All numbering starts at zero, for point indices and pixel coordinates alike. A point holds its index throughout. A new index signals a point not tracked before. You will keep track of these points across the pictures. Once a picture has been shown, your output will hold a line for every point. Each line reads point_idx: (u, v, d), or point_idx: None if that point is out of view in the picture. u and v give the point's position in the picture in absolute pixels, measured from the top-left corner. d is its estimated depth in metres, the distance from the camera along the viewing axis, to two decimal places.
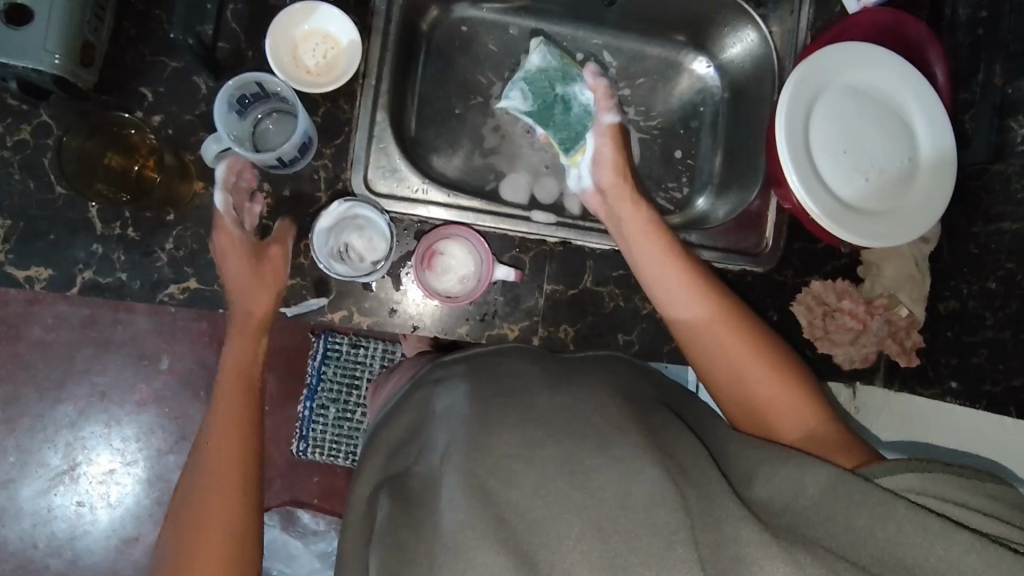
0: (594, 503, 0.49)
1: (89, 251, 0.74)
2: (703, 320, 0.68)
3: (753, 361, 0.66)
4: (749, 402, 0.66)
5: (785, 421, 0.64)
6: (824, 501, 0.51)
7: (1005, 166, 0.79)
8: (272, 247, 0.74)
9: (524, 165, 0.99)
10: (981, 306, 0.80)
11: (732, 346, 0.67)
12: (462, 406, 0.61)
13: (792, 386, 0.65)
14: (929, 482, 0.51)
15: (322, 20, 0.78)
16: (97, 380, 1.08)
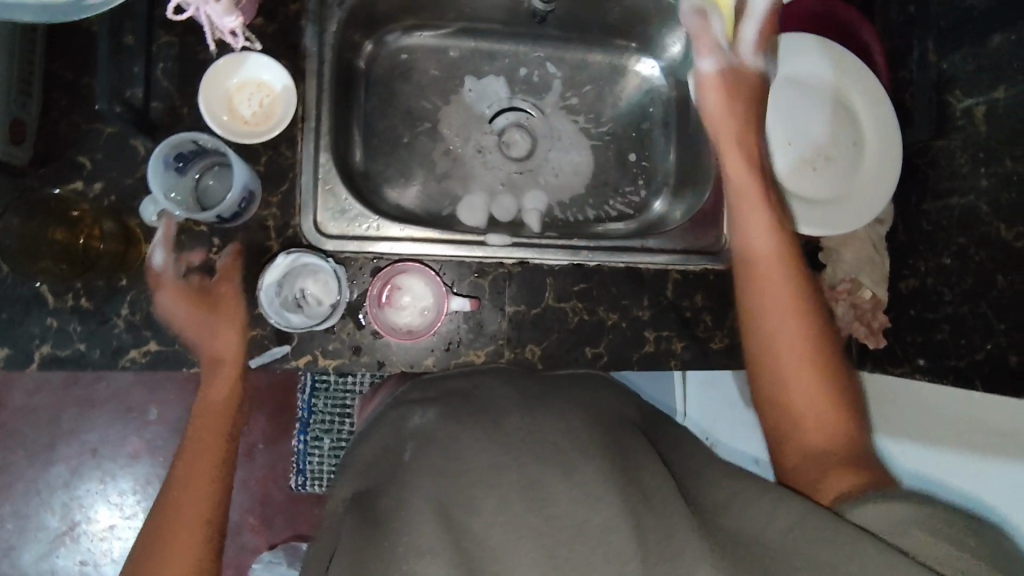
0: (552, 530, 0.50)
1: (44, 325, 0.74)
2: (779, 294, 0.65)
3: (803, 353, 0.63)
4: (773, 388, 0.64)
5: (811, 421, 0.61)
6: (789, 529, 0.49)
7: (948, 142, 0.80)
8: (220, 286, 0.74)
9: (480, 185, 1.00)
10: (939, 282, 0.80)
11: (793, 332, 0.64)
12: (436, 432, 0.62)
13: (832, 399, 0.62)
14: (923, 517, 0.48)
15: (254, 69, 0.78)
16: (87, 438, 1.07)
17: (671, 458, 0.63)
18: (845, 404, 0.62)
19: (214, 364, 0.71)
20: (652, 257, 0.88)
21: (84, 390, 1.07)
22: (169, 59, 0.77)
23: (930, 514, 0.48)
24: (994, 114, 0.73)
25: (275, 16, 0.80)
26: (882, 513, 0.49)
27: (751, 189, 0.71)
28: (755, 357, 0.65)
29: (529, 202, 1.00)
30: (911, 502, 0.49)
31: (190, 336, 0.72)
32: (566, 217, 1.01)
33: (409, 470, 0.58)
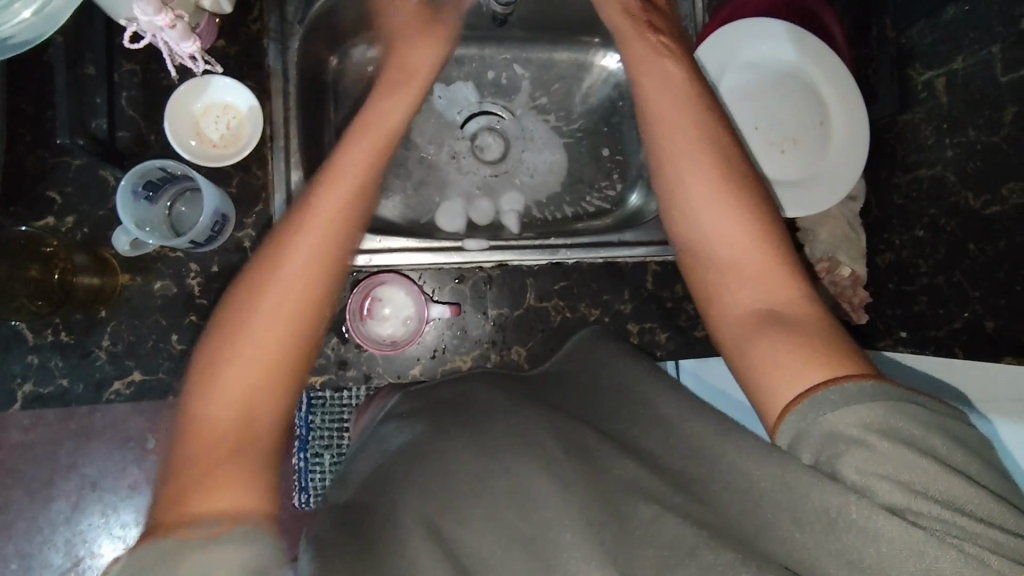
0: (538, 531, 0.50)
1: (25, 363, 0.74)
2: (702, 187, 0.59)
3: (742, 242, 0.56)
4: (696, 264, 0.60)
5: (745, 288, 0.56)
6: (766, 486, 0.47)
7: (912, 115, 0.81)
8: (421, 51, 0.74)
9: (456, 190, 1.00)
10: (914, 255, 0.81)
11: (727, 222, 0.57)
12: (424, 437, 0.61)
13: (759, 252, 0.56)
14: (892, 424, 0.45)
15: (217, 92, 0.77)
16: (88, 472, 0.81)
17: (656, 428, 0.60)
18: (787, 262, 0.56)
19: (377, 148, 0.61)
20: (621, 249, 0.86)
21: (81, 422, 0.79)
22: (133, 87, 0.76)
23: (899, 423, 0.45)
24: (954, 85, 0.74)
25: (237, 38, 0.80)
26: (849, 439, 0.45)
27: (661, 95, 0.64)
28: (681, 231, 0.61)
29: (506, 203, 1.00)
30: (880, 419, 0.45)
31: (374, 102, 0.67)
32: (544, 216, 1.01)
33: (396, 474, 0.58)
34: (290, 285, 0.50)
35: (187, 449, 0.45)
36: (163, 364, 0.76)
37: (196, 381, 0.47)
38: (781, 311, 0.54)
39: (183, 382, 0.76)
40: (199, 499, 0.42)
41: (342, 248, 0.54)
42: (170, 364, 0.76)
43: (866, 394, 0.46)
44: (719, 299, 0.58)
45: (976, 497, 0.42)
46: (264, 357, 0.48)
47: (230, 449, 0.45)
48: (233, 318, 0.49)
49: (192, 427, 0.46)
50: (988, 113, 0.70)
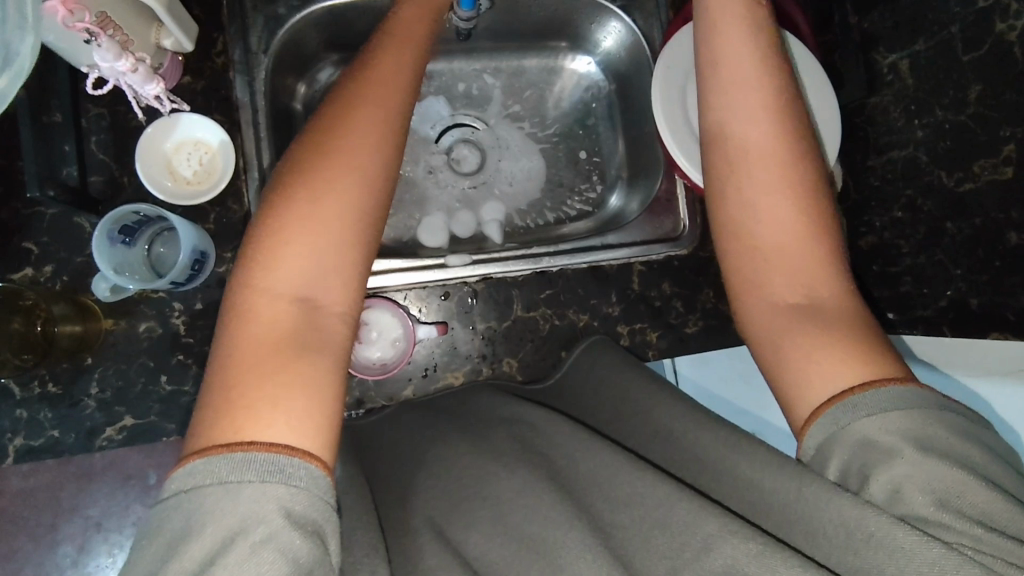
0: (546, 533, 0.52)
1: (14, 417, 0.73)
2: (765, 177, 0.57)
3: (793, 229, 0.56)
4: (738, 247, 0.59)
5: (781, 277, 0.56)
6: (778, 490, 0.49)
7: (880, 98, 0.81)
8: None
9: (436, 206, 1.00)
10: (894, 236, 0.81)
11: (779, 207, 0.57)
12: (441, 454, 0.65)
13: (806, 240, 0.56)
14: (928, 426, 0.45)
15: (187, 129, 0.77)
16: (91, 511, 0.79)
17: (656, 434, 0.64)
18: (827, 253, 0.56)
19: (404, 60, 0.62)
20: (609, 253, 0.87)
21: (81, 464, 0.77)
22: (101, 130, 0.76)
23: (934, 429, 0.45)
24: (917, 67, 0.75)
25: (202, 73, 0.79)
26: (881, 447, 0.45)
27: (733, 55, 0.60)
28: (726, 211, 0.60)
29: (487, 213, 1.00)
30: (913, 426, 0.45)
31: (388, 26, 0.66)
32: (526, 224, 1.01)
33: (414, 489, 0.62)
34: (328, 207, 0.52)
35: (229, 356, 0.47)
36: (154, 407, 0.76)
37: (238, 292, 0.49)
38: (820, 304, 0.54)
39: (175, 423, 0.76)
40: (243, 408, 0.44)
41: (383, 152, 0.56)
42: (160, 406, 0.76)
43: (894, 402, 0.46)
44: (758, 290, 0.57)
45: (999, 506, 0.42)
46: (306, 272, 0.50)
47: (273, 358, 0.47)
48: (275, 231, 0.51)
49: (240, 330, 0.48)
50: (952, 93, 0.71)
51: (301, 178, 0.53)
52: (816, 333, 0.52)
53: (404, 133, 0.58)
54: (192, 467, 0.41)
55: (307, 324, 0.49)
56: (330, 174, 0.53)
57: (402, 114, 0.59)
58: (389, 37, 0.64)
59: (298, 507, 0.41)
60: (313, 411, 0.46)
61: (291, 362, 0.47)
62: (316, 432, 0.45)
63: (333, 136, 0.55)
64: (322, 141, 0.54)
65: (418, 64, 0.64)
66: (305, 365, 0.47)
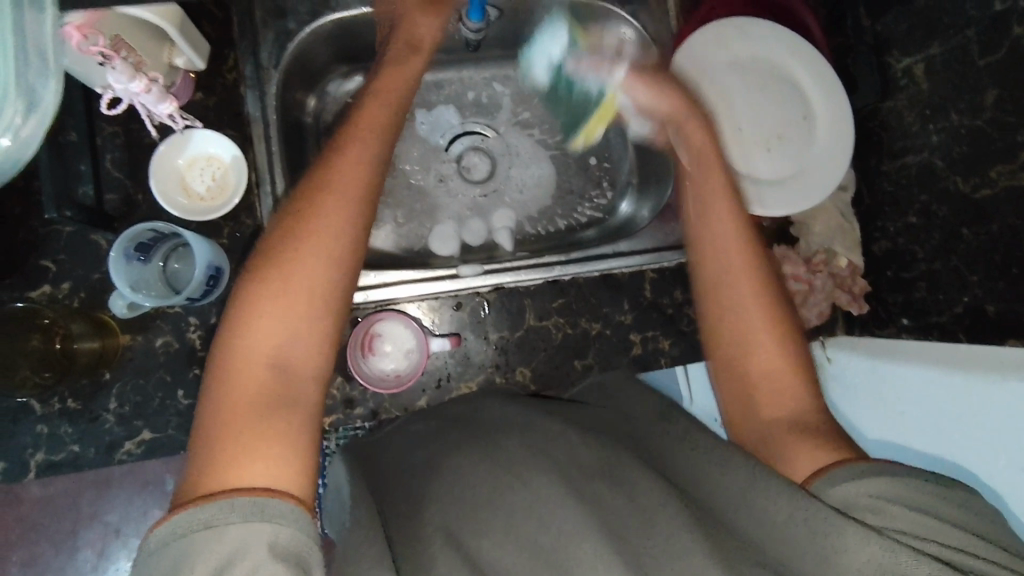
0: (556, 543, 0.53)
1: (35, 433, 0.74)
2: (721, 239, 0.67)
3: (753, 288, 0.64)
4: (710, 308, 0.67)
5: (752, 333, 0.63)
6: (781, 516, 0.51)
7: (893, 102, 0.81)
8: None
9: (446, 214, 1.01)
10: (909, 241, 0.80)
11: (737, 265, 0.66)
12: (449, 468, 0.64)
13: (766, 295, 0.64)
14: (903, 489, 0.49)
15: (200, 144, 0.77)
16: (109, 519, 0.86)
17: (678, 451, 0.64)
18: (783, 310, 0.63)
19: (383, 121, 0.67)
20: (618, 261, 0.87)
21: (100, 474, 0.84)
22: (116, 148, 0.77)
23: (909, 492, 0.49)
24: (932, 71, 0.74)
25: (215, 88, 0.80)
26: (866, 504, 0.49)
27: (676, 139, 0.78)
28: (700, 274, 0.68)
29: (497, 221, 1.00)
30: (889, 488, 0.50)
31: (376, 86, 0.70)
32: (537, 231, 1.01)
33: (423, 504, 0.61)
34: (300, 279, 0.53)
35: (215, 415, 0.48)
36: (172, 420, 0.77)
37: (218, 367, 0.51)
38: (780, 361, 0.61)
39: (192, 437, 0.77)
40: (235, 464, 0.46)
41: (359, 214, 0.58)
42: (178, 420, 0.77)
43: (888, 470, 0.51)
44: (731, 347, 0.64)
45: (982, 553, 0.47)
46: (276, 342, 0.51)
47: (257, 416, 0.48)
48: (249, 304, 0.52)
49: (224, 390, 0.49)
50: (969, 97, 0.70)
51: (284, 240, 0.55)
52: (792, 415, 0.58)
53: (377, 197, 0.61)
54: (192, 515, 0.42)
55: (283, 383, 0.50)
56: (304, 246, 0.54)
57: (377, 177, 0.62)
58: (377, 98, 0.69)
59: (282, 541, 0.42)
60: (291, 473, 0.47)
61: (270, 424, 0.48)
62: (294, 483, 0.47)
63: (316, 198, 0.57)
64: (305, 204, 0.57)
65: (393, 125, 0.67)
66: (284, 425, 0.49)
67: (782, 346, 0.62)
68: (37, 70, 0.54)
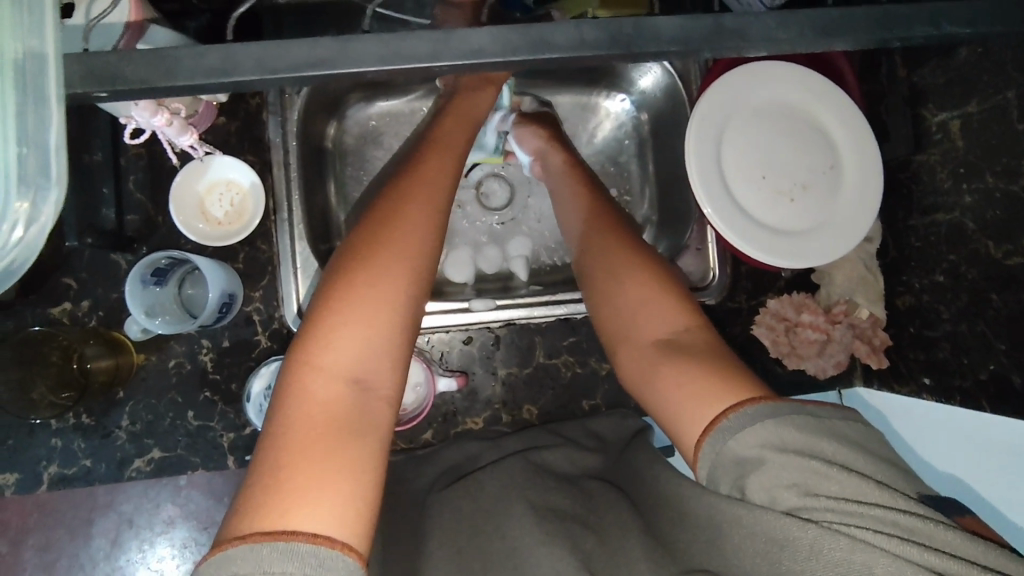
0: None
1: (49, 445, 0.76)
2: (592, 243, 0.75)
3: (630, 281, 0.67)
4: (602, 313, 0.70)
5: (643, 322, 0.65)
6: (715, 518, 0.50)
7: (927, 156, 0.78)
8: None
9: (463, 241, 1.00)
10: (935, 300, 0.78)
11: (612, 259, 0.71)
12: (441, 507, 0.66)
13: (645, 286, 0.66)
14: (779, 429, 0.47)
15: (220, 170, 0.79)
16: (123, 508, 0.89)
17: (651, 483, 0.63)
18: (668, 293, 0.66)
19: (441, 147, 0.72)
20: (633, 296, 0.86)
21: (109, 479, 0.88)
22: (139, 170, 0.78)
23: (786, 434, 0.47)
24: (968, 129, 0.71)
25: (238, 113, 0.81)
26: (748, 460, 0.48)
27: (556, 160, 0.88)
28: (585, 283, 0.73)
29: (513, 249, 1.00)
30: (772, 437, 0.47)
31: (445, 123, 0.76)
32: (552, 261, 1.01)
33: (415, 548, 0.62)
34: (388, 295, 0.55)
35: (282, 443, 0.48)
36: (181, 440, 0.78)
37: (295, 369, 0.52)
38: (674, 332, 0.63)
39: (200, 457, 0.78)
40: (293, 493, 0.46)
41: (428, 239, 0.60)
42: (187, 440, 0.78)
43: (759, 414, 0.49)
44: (631, 337, 0.65)
45: (869, 493, 0.43)
46: (353, 357, 0.52)
47: (324, 440, 0.48)
48: (332, 314, 0.53)
49: (293, 413, 0.50)
50: (1005, 161, 0.66)
51: (360, 260, 0.56)
52: (684, 368, 0.58)
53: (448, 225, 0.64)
54: (229, 557, 0.42)
55: (356, 406, 0.51)
56: (393, 261, 0.57)
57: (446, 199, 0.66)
58: (442, 136, 0.74)
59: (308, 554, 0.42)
60: (354, 496, 0.47)
61: (338, 448, 0.48)
62: (355, 519, 0.46)
63: (393, 223, 0.60)
64: (383, 227, 0.59)
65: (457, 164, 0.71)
66: (354, 449, 0.49)
67: (666, 319, 0.64)
68: (33, 172, 0.40)
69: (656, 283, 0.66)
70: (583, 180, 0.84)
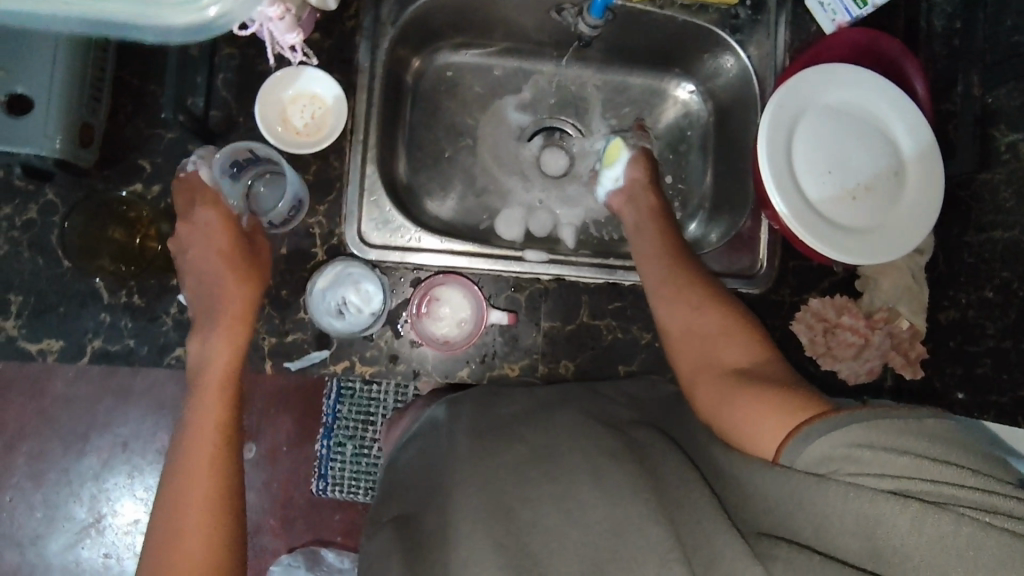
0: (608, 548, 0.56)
1: (97, 320, 0.76)
2: (662, 277, 0.78)
3: (701, 312, 0.73)
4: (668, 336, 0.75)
5: (726, 350, 0.69)
6: (790, 496, 0.53)
7: (991, 175, 0.80)
8: None
9: (517, 200, 1.01)
10: (981, 316, 0.80)
11: (681, 289, 0.76)
12: (491, 451, 0.68)
13: (720, 319, 0.72)
14: (872, 430, 0.50)
15: (307, 83, 0.81)
16: (119, 431, 1.03)
17: (720, 447, 0.64)
18: (743, 325, 0.71)
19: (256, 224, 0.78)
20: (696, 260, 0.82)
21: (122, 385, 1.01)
22: (230, 69, 0.80)
23: (873, 435, 0.50)
24: None
25: (332, 32, 0.83)
26: (839, 456, 0.50)
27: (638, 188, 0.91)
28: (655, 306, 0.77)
29: (565, 216, 1.01)
30: (863, 438, 0.50)
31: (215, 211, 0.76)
32: (601, 235, 1.01)
33: (448, 501, 0.65)
34: (214, 392, 0.66)
35: (164, 530, 0.59)
36: None
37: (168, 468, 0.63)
38: (757, 362, 0.67)
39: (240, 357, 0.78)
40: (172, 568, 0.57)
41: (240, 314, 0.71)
42: None
43: (838, 422, 0.52)
44: (711, 363, 0.69)
45: (960, 477, 0.47)
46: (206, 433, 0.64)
47: (195, 520, 0.60)
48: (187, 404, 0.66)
49: (168, 499, 0.61)
50: None
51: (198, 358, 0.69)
52: (755, 388, 0.63)
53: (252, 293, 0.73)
54: None
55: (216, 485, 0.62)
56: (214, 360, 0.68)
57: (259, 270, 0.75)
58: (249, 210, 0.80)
59: None
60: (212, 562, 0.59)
61: (201, 524, 0.60)
62: None
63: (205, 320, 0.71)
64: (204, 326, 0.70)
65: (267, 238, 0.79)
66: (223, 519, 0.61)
67: (738, 348, 0.69)
68: None
69: (729, 316, 0.72)
70: (657, 212, 0.88)
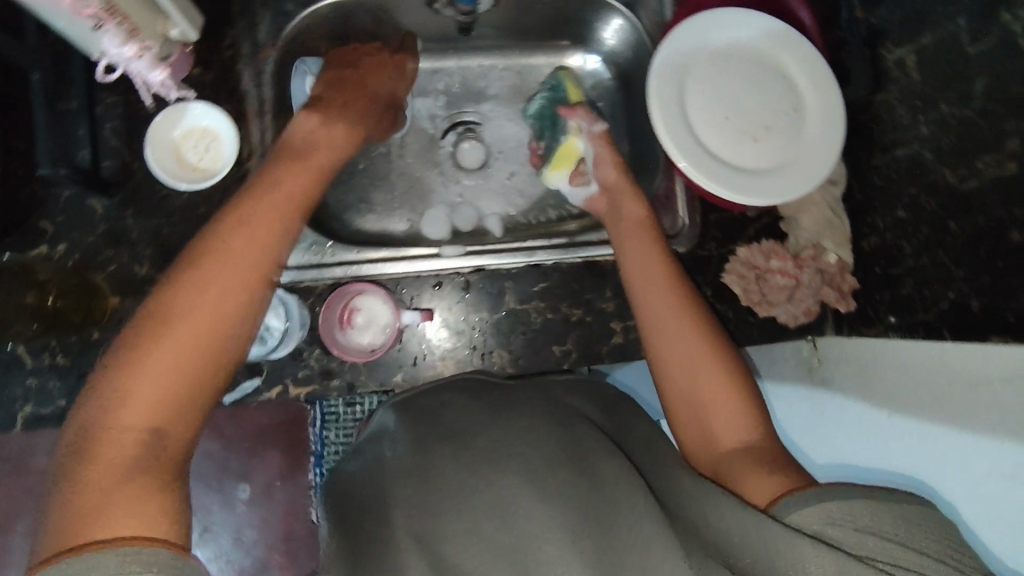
0: (523, 543, 0.56)
1: (25, 385, 0.76)
2: (654, 285, 0.72)
3: (697, 347, 0.67)
4: (665, 380, 0.67)
5: (723, 420, 0.63)
6: (744, 533, 0.52)
7: (887, 95, 0.81)
8: None
9: (438, 198, 1.00)
10: (897, 236, 0.79)
11: (681, 327, 0.69)
12: (442, 471, 0.64)
13: (717, 368, 0.65)
14: (850, 508, 0.50)
15: (193, 118, 0.80)
16: None
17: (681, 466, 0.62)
18: (740, 383, 0.65)
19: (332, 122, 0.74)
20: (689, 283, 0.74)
21: None
22: (115, 118, 0.80)
23: (852, 509, 0.50)
24: None
25: (213, 62, 0.83)
26: (814, 530, 0.50)
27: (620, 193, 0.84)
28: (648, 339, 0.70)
29: (487, 206, 1.01)
30: (841, 515, 0.50)
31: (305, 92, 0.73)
32: (528, 220, 1.01)
33: (387, 515, 0.62)
34: (157, 395, 0.50)
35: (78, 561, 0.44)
36: None
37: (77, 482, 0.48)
38: (754, 434, 0.62)
39: None
40: None
41: (220, 309, 0.55)
42: None
43: (815, 495, 0.52)
44: (711, 435, 0.63)
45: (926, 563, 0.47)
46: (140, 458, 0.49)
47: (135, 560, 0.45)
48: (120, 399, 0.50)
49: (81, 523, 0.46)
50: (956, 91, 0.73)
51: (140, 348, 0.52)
52: (754, 463, 0.59)
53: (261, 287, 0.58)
54: None
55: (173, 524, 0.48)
56: (166, 355, 0.52)
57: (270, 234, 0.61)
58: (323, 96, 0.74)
59: None
60: None
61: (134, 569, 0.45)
62: None
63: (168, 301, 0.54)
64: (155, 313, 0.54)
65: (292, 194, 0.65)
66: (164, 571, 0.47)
67: (734, 413, 0.63)
68: None
69: (726, 365, 0.66)
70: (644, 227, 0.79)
